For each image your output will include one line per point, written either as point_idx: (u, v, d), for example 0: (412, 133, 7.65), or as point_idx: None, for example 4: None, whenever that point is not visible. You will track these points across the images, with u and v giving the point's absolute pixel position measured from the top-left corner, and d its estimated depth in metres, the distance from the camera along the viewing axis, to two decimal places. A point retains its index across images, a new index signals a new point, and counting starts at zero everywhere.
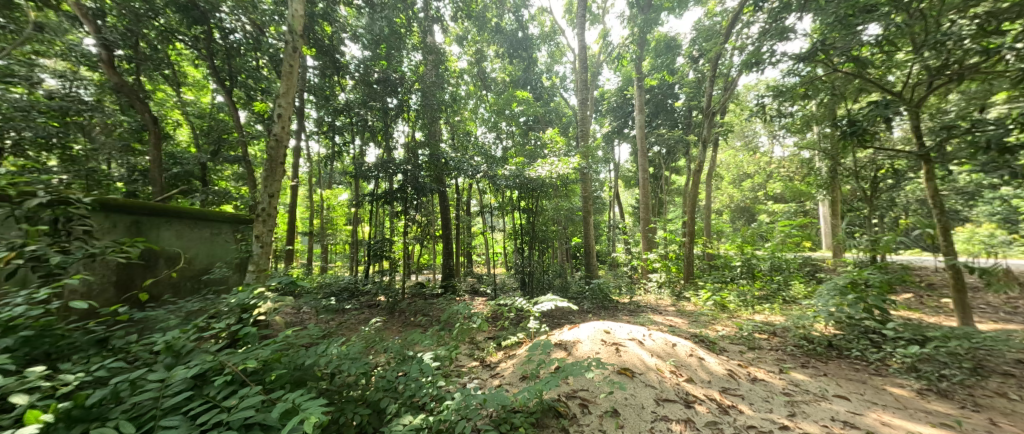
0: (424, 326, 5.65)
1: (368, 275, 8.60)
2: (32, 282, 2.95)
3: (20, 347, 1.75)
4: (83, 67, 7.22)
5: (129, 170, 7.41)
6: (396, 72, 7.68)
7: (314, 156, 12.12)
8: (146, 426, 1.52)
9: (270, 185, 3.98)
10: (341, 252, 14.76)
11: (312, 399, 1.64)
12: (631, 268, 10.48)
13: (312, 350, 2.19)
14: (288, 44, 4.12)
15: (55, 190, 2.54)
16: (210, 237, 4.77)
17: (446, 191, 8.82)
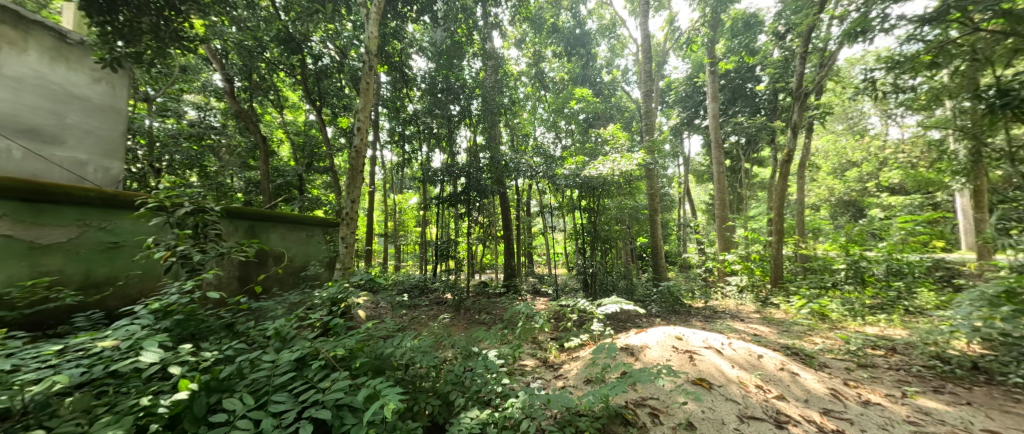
0: (487, 324, 5.83)
1: (436, 274, 9.14)
2: (181, 276, 3.65)
3: (175, 327, 2.19)
4: (212, 99, 8.77)
5: (245, 183, 8.82)
6: (458, 80, 8.05)
7: (388, 164, 13.23)
8: (261, 399, 1.81)
9: (352, 192, 4.44)
10: (412, 252, 15.89)
11: (391, 387, 1.79)
12: (705, 271, 9.66)
13: (389, 342, 2.39)
14: (366, 63, 4.54)
15: (195, 201, 3.13)
16: (306, 239, 5.51)
17: (507, 193, 9.01)
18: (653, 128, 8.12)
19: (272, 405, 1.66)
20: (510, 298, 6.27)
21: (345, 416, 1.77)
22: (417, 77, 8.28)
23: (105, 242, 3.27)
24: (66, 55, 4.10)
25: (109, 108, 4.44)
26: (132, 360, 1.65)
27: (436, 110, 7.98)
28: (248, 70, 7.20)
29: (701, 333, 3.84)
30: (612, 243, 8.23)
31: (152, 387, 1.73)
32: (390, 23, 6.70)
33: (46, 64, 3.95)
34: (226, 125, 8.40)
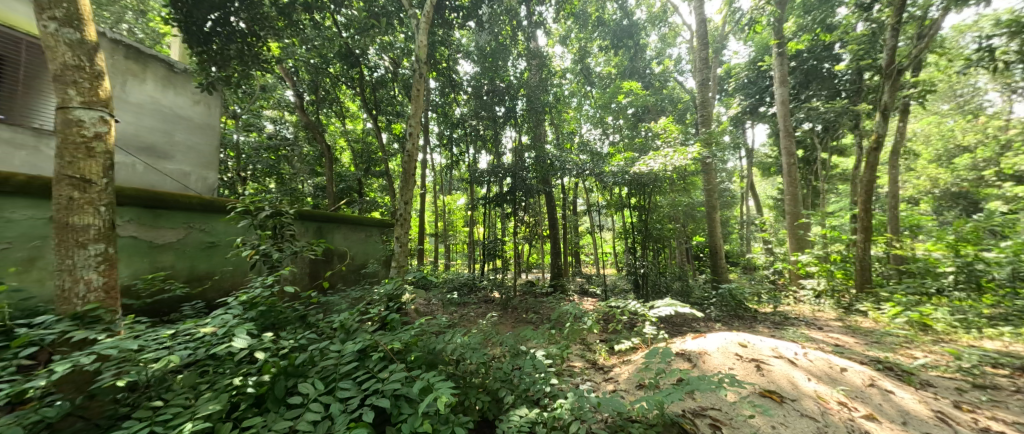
0: (535, 323, 5.85)
1: (483, 273, 9.36)
2: (263, 272, 4.13)
3: (260, 317, 2.48)
4: (285, 113, 9.78)
5: (314, 188, 9.72)
6: (503, 82, 8.16)
7: (437, 167, 13.78)
8: (330, 385, 1.98)
9: (405, 194, 4.68)
10: (461, 252, 16.42)
11: (443, 381, 1.88)
12: (773, 273, 8.82)
13: (442, 337, 2.49)
14: (416, 71, 4.77)
15: (273, 205, 3.52)
16: (365, 238, 6.02)
17: (553, 192, 8.96)
18: (710, 119, 7.57)
19: (339, 391, 1.81)
20: (557, 298, 6.22)
21: (402, 406, 1.87)
22: (463, 82, 8.55)
23: (204, 242, 3.80)
24: (173, 82, 5.33)
25: (199, 124, 5.63)
26: (226, 345, 1.89)
27: (481, 112, 8.16)
28: (315, 85, 7.93)
29: (771, 341, 3.52)
30: (665, 242, 7.83)
31: (241, 369, 1.97)
32: (438, 31, 6.99)
33: (160, 90, 5.18)
34: (297, 136, 9.31)
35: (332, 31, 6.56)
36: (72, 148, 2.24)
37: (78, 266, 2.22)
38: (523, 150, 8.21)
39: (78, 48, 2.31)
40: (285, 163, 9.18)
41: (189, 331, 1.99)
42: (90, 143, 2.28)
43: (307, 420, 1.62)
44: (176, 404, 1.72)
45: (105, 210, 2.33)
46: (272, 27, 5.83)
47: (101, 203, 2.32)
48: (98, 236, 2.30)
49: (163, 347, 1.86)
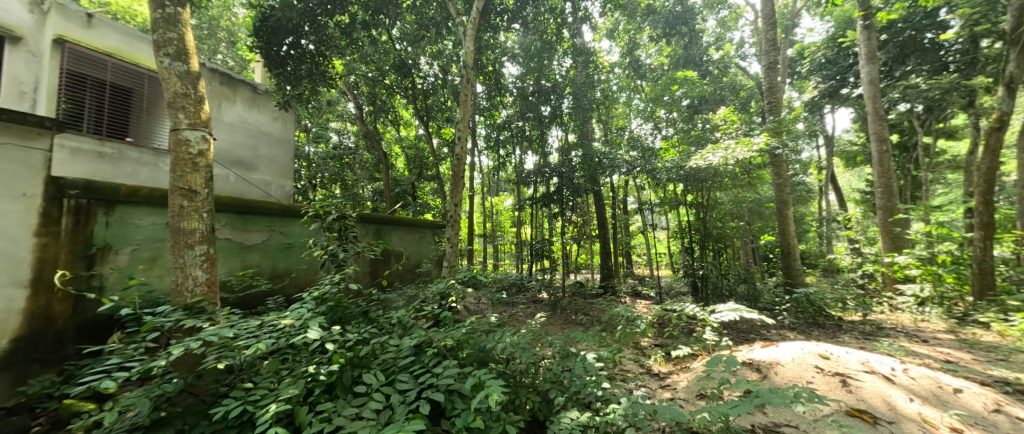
0: (584, 326, 5.73)
1: (532, 273, 9.39)
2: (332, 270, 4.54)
3: (329, 311, 2.74)
4: (348, 124, 10.63)
5: (373, 193, 10.45)
6: (549, 81, 8.11)
7: (485, 169, 14.10)
8: (390, 377, 2.12)
9: (455, 196, 4.85)
10: (509, 252, 16.62)
11: (494, 379, 1.91)
12: (861, 276, 7.75)
13: (492, 336, 2.54)
14: (464, 77, 4.92)
15: (338, 209, 3.85)
16: (418, 239, 6.34)
17: (601, 190, 8.72)
18: (778, 105, 6.86)
19: (398, 383, 1.93)
20: (608, 300, 6.04)
21: (456, 401, 1.95)
22: (510, 84, 8.67)
23: (282, 243, 4.28)
24: (257, 102, 6.14)
25: (276, 138, 6.39)
26: (302, 336, 2.10)
27: (527, 113, 8.20)
28: (374, 96, 8.52)
29: (860, 353, 3.11)
30: (727, 242, 7.24)
31: (314, 358, 2.18)
32: (485, 36, 7.15)
33: (246, 109, 5.99)
34: (358, 145, 10.07)
35: (388, 45, 7.00)
36: (183, 164, 2.69)
37: (187, 264, 2.64)
38: (571, 149, 8.08)
39: (185, 79, 2.79)
40: (349, 170, 9.97)
41: (272, 322, 2.25)
42: (195, 159, 2.71)
43: (370, 409, 1.75)
44: (262, 386, 1.95)
45: (207, 216, 2.77)
46: (336, 46, 6.38)
47: (204, 210, 2.75)
48: (202, 239, 2.72)
49: (252, 336, 2.12)
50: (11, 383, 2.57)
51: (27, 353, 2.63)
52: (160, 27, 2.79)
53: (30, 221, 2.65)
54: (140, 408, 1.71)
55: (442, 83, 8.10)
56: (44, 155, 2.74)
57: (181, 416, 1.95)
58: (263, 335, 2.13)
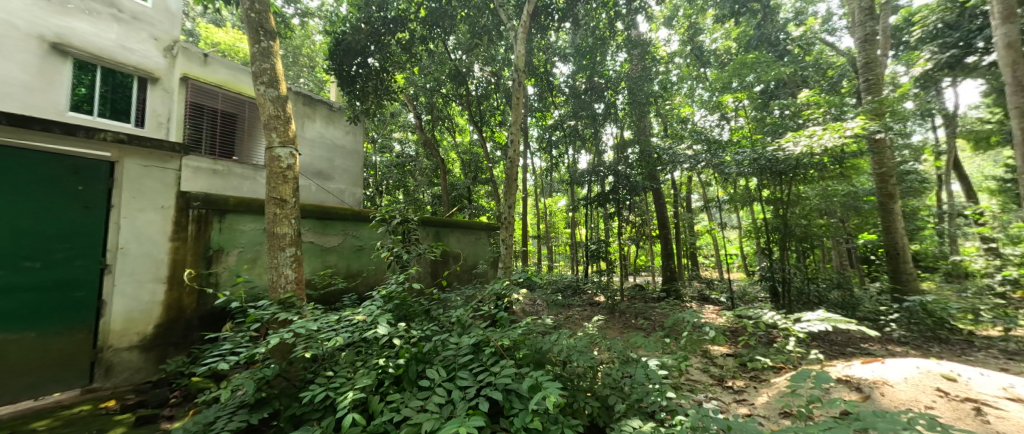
0: (644, 331, 5.46)
1: (588, 275, 9.20)
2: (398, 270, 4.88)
3: (395, 308, 2.94)
4: (410, 134, 11.37)
5: (433, 197, 11.05)
6: (602, 77, 7.89)
7: (538, 170, 14.14)
8: (450, 373, 2.21)
9: (509, 198, 4.92)
10: (564, 253, 16.48)
11: (551, 381, 1.91)
12: (1000, 283, 6.34)
13: (548, 338, 2.52)
14: (516, 80, 4.98)
15: (402, 214, 4.13)
16: (474, 241, 6.57)
17: (661, 188, 8.26)
18: (879, 83, 5.90)
19: (458, 380, 2.01)
20: (671, 304, 5.69)
21: (513, 400, 1.97)
22: (562, 84, 8.61)
23: (355, 245, 4.70)
24: (332, 118, 7.00)
25: (347, 150, 7.20)
26: (372, 331, 2.29)
27: (580, 111, 8.08)
28: (431, 106, 9.00)
29: (1000, 377, 2.56)
30: (814, 242, 6.41)
31: (383, 352, 2.35)
32: (535, 37, 7.20)
33: (324, 124, 6.84)
34: (418, 152, 10.73)
35: (444, 56, 7.36)
36: (275, 177, 3.09)
37: (280, 264, 3.03)
38: (627, 146, 7.74)
39: (277, 102, 3.21)
40: (410, 176, 10.64)
41: (348, 317, 2.47)
42: (285, 172, 3.10)
43: (434, 402, 1.84)
44: (341, 375, 2.16)
45: (295, 222, 3.14)
46: (398, 62, 6.86)
47: (292, 217, 3.13)
48: (291, 242, 3.09)
49: (332, 329, 2.35)
50: (156, 361, 3.15)
51: (166, 337, 3.21)
52: (257, 60, 3.25)
53: (166, 227, 3.24)
54: (247, 387, 1.99)
55: (494, 88, 8.31)
56: (176, 173, 3.34)
57: (278, 396, 2.25)
58: (341, 329, 2.35)
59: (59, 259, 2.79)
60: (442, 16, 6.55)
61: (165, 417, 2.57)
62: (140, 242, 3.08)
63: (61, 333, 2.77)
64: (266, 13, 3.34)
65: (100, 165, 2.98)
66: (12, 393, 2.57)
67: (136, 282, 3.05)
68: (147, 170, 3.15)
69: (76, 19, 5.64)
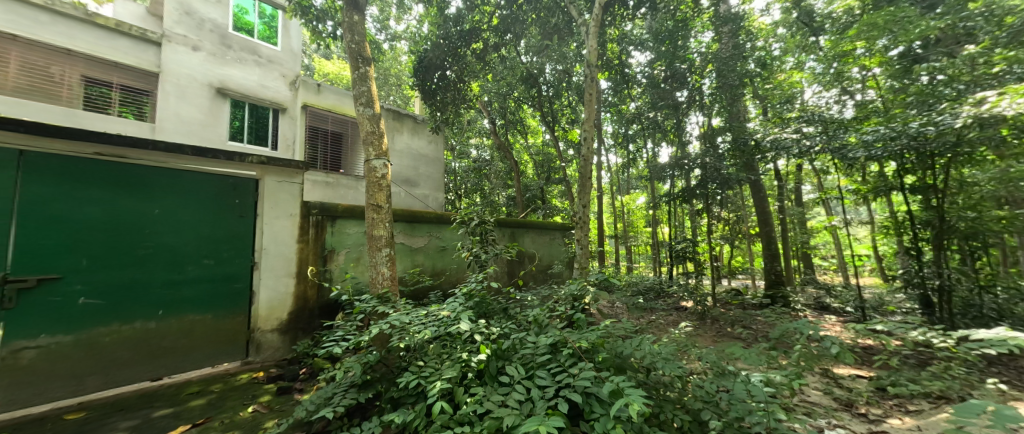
0: (743, 342, 4.83)
1: (672, 277, 8.51)
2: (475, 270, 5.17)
3: (475, 306, 3.09)
4: (485, 139, 11.87)
5: (508, 199, 11.40)
6: (686, 62, 7.23)
7: (614, 167, 13.57)
8: (529, 372, 2.23)
9: (583, 197, 4.80)
10: (645, 254, 15.53)
11: (635, 388, 1.79)
12: None
13: (630, 343, 2.38)
14: (588, 76, 4.86)
15: (479, 216, 4.34)
16: (549, 241, 6.63)
17: (761, 180, 7.24)
18: None
19: (536, 379, 2.02)
20: (777, 313, 4.93)
21: (594, 404, 1.90)
22: (638, 75, 8.12)
23: (439, 246, 5.08)
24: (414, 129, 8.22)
25: (428, 157, 8.43)
26: (456, 326, 2.44)
27: (659, 102, 7.53)
28: (504, 110, 9.25)
29: None
30: (988, 239, 4.98)
31: (466, 347, 2.49)
32: (607, 29, 6.95)
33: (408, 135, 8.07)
34: (493, 157, 11.16)
35: (515, 60, 7.52)
36: (373, 186, 3.50)
37: (378, 262, 3.42)
38: (717, 134, 6.97)
39: (372, 120, 3.64)
40: (487, 180, 11.11)
41: (434, 313, 2.67)
42: (379, 181, 3.49)
43: (513, 399, 1.88)
44: (429, 366, 2.35)
45: (388, 225, 3.52)
46: (473, 71, 7.21)
47: (386, 221, 3.52)
48: (385, 243, 3.47)
49: (421, 323, 2.56)
50: (289, 342, 3.83)
51: (296, 323, 3.87)
52: (357, 84, 3.72)
53: (294, 232, 3.89)
54: (355, 369, 2.29)
55: (566, 86, 8.21)
56: (299, 186, 3.99)
57: (380, 380, 2.55)
58: (428, 323, 2.55)
59: (224, 257, 3.51)
60: (513, 22, 6.76)
61: (297, 389, 3.09)
62: (276, 244, 3.76)
63: (227, 316, 3.50)
64: (363, 42, 3.81)
65: (247, 182, 3.68)
66: (198, 360, 3.34)
67: (274, 277, 3.73)
68: (279, 184, 3.83)
69: (232, 67, 7.44)
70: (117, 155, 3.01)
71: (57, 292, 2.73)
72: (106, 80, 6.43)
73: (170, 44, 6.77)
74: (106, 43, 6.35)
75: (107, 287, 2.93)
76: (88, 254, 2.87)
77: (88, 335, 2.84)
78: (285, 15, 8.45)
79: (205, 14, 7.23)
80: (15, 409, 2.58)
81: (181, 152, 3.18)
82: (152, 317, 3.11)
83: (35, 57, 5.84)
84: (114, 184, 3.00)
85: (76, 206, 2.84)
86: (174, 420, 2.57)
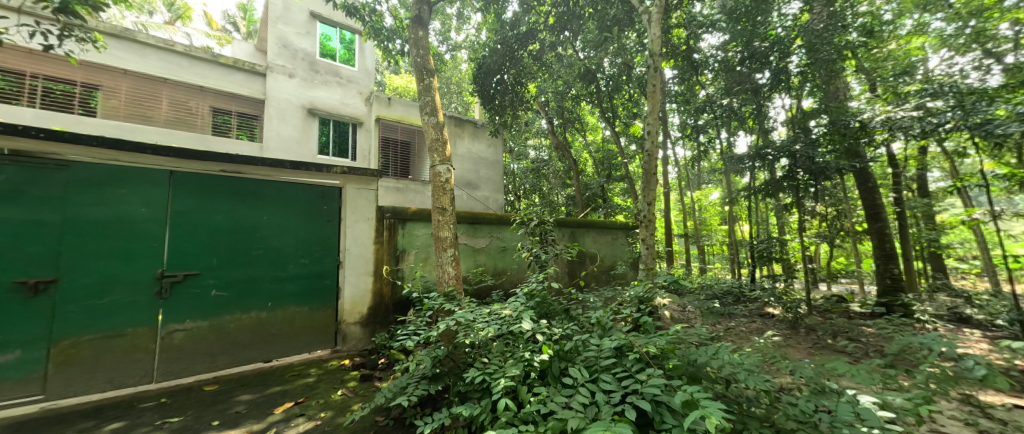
0: (848, 357, 4.16)
1: (755, 280, 7.66)
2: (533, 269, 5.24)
3: (537, 306, 3.09)
4: (544, 140, 11.88)
5: (567, 199, 11.32)
6: (766, 40, 6.47)
7: (683, 161, 12.65)
8: (593, 375, 2.16)
9: (648, 194, 4.55)
10: (721, 254, 14.21)
11: (711, 400, 1.63)
12: None
13: (705, 350, 2.18)
14: (651, 66, 4.59)
15: (538, 216, 4.36)
16: (611, 241, 6.44)
17: (868, 167, 6.18)
18: None
19: (601, 383, 1.96)
20: (894, 324, 4.15)
21: (664, 414, 1.77)
22: (709, 60, 7.49)
23: (500, 246, 5.20)
24: (469, 130, 8.68)
25: (487, 160, 8.84)
26: (518, 325, 2.47)
27: (735, 87, 6.84)
28: (562, 110, 9.16)
29: None
30: None
31: (528, 346, 2.51)
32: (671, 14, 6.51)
33: (465, 137, 8.56)
34: (552, 157, 11.13)
35: (573, 57, 7.40)
36: (438, 190, 3.71)
37: (444, 262, 3.61)
38: (808, 117, 6.12)
39: (436, 127, 3.86)
40: (546, 180, 11.12)
41: (497, 311, 2.74)
42: (443, 185, 3.69)
43: (577, 401, 1.85)
44: (494, 363, 2.42)
45: (452, 226, 3.71)
46: (529, 72, 7.29)
47: (450, 223, 3.71)
48: (450, 243, 3.65)
49: (484, 321, 2.64)
50: (369, 334, 4.23)
51: (375, 316, 4.26)
52: (422, 95, 3.97)
53: (371, 234, 4.29)
54: (426, 362, 2.45)
55: (626, 79, 7.83)
56: (375, 192, 4.38)
57: (448, 373, 2.69)
58: (491, 321, 2.62)
59: (316, 257, 3.98)
60: (569, 18, 6.77)
61: (377, 378, 3.40)
62: (357, 245, 4.18)
63: (320, 309, 3.98)
64: (427, 55, 4.05)
65: (333, 190, 4.13)
66: (298, 347, 3.84)
67: (355, 274, 4.15)
68: (358, 191, 4.24)
69: (319, 89, 8.44)
70: (235, 171, 3.57)
71: (197, 285, 3.34)
72: (227, 109, 7.70)
73: (272, 74, 7.90)
74: (227, 78, 7.62)
75: (232, 282, 3.50)
76: (217, 255, 3.45)
77: (218, 322, 3.43)
78: (361, 39, 9.37)
79: (298, 45, 8.31)
80: (171, 379, 3.22)
81: (282, 167, 3.69)
82: (263, 308, 3.66)
83: (179, 95, 7.22)
84: (234, 196, 3.57)
85: (208, 215, 3.43)
86: (281, 397, 2.99)
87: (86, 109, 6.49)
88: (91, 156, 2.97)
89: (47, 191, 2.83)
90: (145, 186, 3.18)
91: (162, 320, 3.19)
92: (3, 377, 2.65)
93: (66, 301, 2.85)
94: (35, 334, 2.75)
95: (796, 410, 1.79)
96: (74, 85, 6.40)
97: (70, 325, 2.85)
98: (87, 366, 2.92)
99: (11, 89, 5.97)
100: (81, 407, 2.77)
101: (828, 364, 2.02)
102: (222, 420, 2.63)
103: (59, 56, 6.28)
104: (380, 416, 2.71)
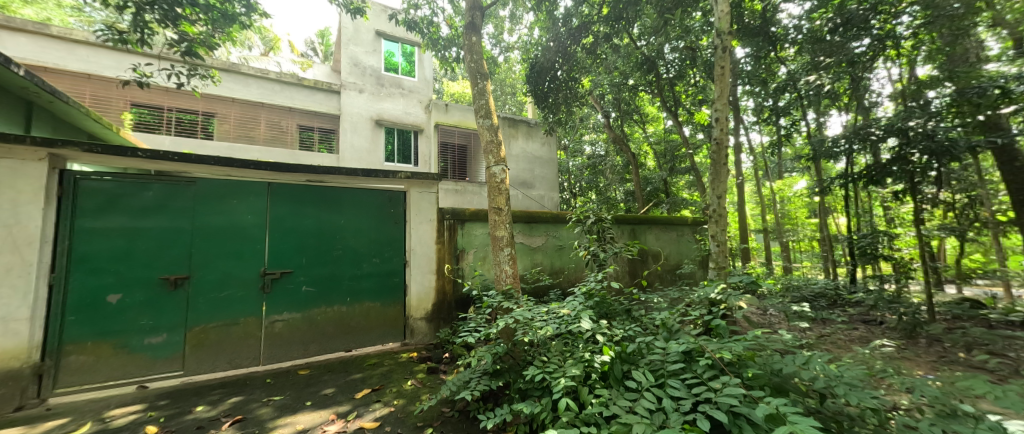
0: (990, 375, 3.41)
1: (855, 281, 6.64)
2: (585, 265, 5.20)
3: (597, 306, 2.96)
4: (600, 134, 11.59)
5: (626, 194, 10.90)
6: (866, 2, 5.53)
7: (760, 147, 11.41)
8: (658, 379, 2.03)
9: (717, 187, 4.15)
10: (811, 251, 12.54)
11: (802, 415, 1.42)
12: None
13: (792, 357, 1.91)
14: (718, 46, 4.18)
15: (595, 214, 4.22)
16: (677, 238, 6.09)
17: (1014, 142, 4.98)
18: None
19: (668, 388, 1.83)
20: None
21: (744, 426, 1.60)
22: (791, 33, 6.71)
23: (556, 245, 5.18)
24: (516, 129, 8.95)
25: (542, 159, 9.21)
26: (577, 325, 2.40)
27: (825, 60, 5.90)
28: (618, 100, 8.90)
29: None
30: None
31: (588, 346, 2.42)
32: None
33: (512, 136, 8.85)
34: (608, 151, 10.86)
35: (630, 46, 7.08)
36: (493, 190, 3.78)
37: (501, 261, 3.68)
38: (924, 88, 5.05)
39: (491, 129, 3.94)
40: (602, 176, 11.08)
41: (555, 311, 2.68)
42: (498, 185, 3.75)
43: (643, 406, 1.74)
44: (554, 362, 2.38)
45: (508, 226, 3.77)
46: (584, 67, 7.05)
47: (506, 222, 3.78)
48: (505, 243, 3.72)
49: (543, 320, 2.61)
50: (434, 329, 4.47)
51: (438, 312, 4.50)
52: (476, 98, 4.09)
53: (433, 234, 4.53)
54: (487, 358, 2.49)
55: (691, 63, 7.31)
56: (436, 195, 4.60)
57: (509, 371, 2.71)
58: (550, 320, 2.58)
59: (386, 257, 4.30)
60: (624, 6, 6.18)
61: (443, 371, 3.58)
62: (421, 245, 4.44)
63: (391, 304, 4.29)
64: (480, 58, 4.14)
65: (399, 194, 4.43)
66: (374, 339, 4.19)
67: (421, 272, 4.41)
68: (421, 195, 4.48)
69: (386, 101, 9.15)
70: (318, 181, 4.00)
71: (290, 282, 3.82)
72: (310, 126, 8.66)
73: (346, 91, 8.74)
74: (310, 98, 8.58)
75: (317, 280, 3.94)
76: (305, 255, 3.90)
77: (309, 314, 3.89)
78: (420, 50, 9.94)
79: (367, 62, 9.08)
80: (274, 363, 3.72)
81: (356, 175, 4.04)
82: (344, 303, 4.05)
83: (275, 117, 8.32)
84: (316, 203, 4.00)
85: (298, 219, 3.90)
86: (361, 384, 3.29)
87: (206, 134, 7.72)
88: (210, 173, 3.53)
89: (182, 203, 3.44)
90: (250, 197, 3.71)
91: (265, 312, 3.70)
92: (156, 356, 3.28)
93: (197, 294, 3.44)
94: (176, 321, 3.36)
95: (914, 432, 1.49)
96: (197, 114, 7.66)
97: (200, 314, 3.44)
98: (213, 348, 3.49)
99: (155, 121, 7.33)
100: (209, 382, 3.32)
101: (960, 382, 1.65)
102: (314, 401, 2.97)
103: (187, 91, 7.58)
104: (446, 407, 2.84)
